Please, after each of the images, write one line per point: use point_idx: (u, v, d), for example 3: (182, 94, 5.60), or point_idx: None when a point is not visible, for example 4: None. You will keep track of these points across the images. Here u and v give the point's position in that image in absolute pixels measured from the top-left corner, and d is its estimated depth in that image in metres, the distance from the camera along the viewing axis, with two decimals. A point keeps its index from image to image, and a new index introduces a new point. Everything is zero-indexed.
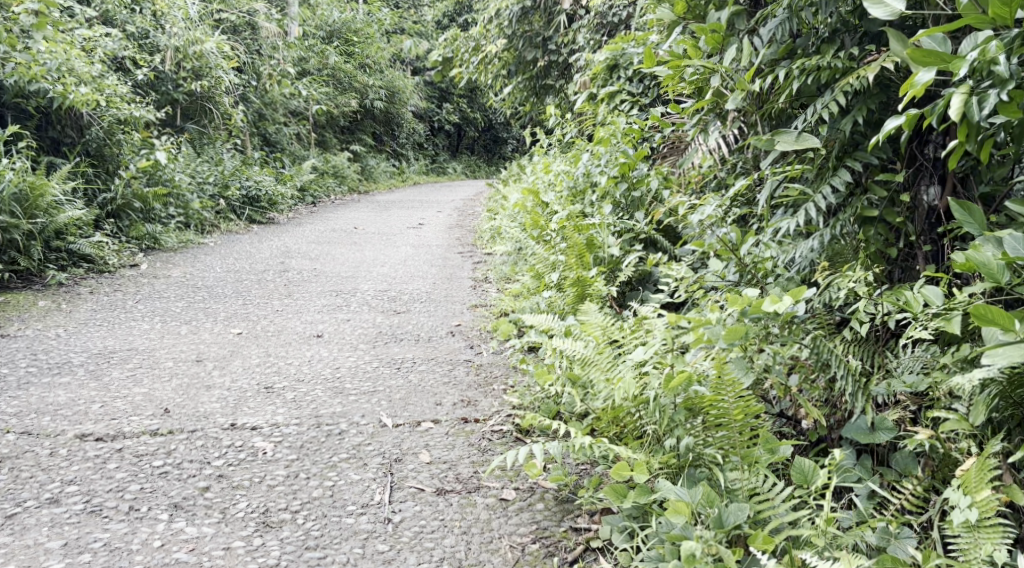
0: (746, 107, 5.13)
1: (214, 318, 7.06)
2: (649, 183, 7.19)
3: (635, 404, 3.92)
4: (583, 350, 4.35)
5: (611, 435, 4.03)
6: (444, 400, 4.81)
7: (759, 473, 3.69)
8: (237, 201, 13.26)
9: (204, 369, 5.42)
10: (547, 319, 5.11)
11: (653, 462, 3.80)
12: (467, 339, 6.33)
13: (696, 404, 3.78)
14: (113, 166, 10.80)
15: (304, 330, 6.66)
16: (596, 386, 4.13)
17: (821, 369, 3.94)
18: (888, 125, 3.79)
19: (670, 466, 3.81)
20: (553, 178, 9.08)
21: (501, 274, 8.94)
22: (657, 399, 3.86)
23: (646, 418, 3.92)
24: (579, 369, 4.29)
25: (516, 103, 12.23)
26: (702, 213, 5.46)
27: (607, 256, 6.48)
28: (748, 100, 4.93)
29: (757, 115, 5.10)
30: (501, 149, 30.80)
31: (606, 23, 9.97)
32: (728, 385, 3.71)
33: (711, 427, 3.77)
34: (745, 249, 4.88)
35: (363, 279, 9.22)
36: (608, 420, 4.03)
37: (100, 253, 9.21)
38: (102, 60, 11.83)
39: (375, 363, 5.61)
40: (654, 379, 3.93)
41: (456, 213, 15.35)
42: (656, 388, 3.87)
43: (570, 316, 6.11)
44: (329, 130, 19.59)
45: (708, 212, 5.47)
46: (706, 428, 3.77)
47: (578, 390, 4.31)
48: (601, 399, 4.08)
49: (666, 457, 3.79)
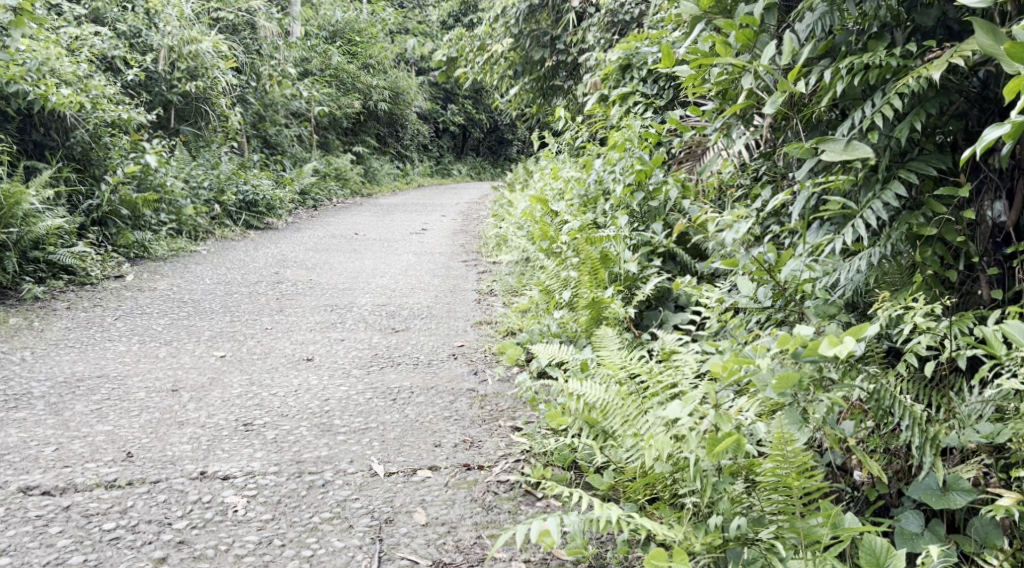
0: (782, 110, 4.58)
1: (198, 338, 6.56)
2: (668, 192, 6.64)
3: (674, 472, 3.62)
4: (606, 397, 3.93)
5: (638, 502, 3.74)
6: (444, 441, 4.26)
7: (826, 561, 3.30)
8: (234, 206, 12.70)
9: (177, 402, 4.87)
10: (557, 349, 4.63)
11: (695, 544, 3.44)
12: (467, 363, 5.79)
13: (740, 469, 3.50)
14: (99, 170, 10.27)
15: (294, 352, 6.14)
16: (620, 438, 3.83)
17: (881, 418, 3.48)
18: (986, 135, 3.27)
19: (713, 548, 3.45)
20: (563, 186, 8.55)
21: (508, 286, 8.41)
22: (696, 463, 3.55)
23: (686, 487, 3.59)
24: (598, 414, 3.93)
25: (523, 105, 11.68)
26: (735, 231, 4.92)
27: (623, 273, 5.97)
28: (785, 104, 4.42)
29: (795, 119, 4.53)
30: (506, 150, 30.24)
31: (616, 22, 9.44)
32: (788, 446, 3.35)
33: (766, 490, 3.42)
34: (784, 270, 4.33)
35: (361, 292, 8.68)
36: (641, 485, 3.70)
37: (82, 263, 8.77)
38: (89, 60, 11.32)
39: (369, 394, 5.08)
40: (690, 433, 3.59)
41: (461, 218, 14.82)
42: (696, 451, 3.54)
43: (584, 342, 5.58)
44: (332, 132, 19.05)
45: (740, 230, 4.93)
46: (761, 494, 3.43)
47: (594, 433, 3.94)
48: (629, 454, 3.79)
49: (709, 537, 3.43)
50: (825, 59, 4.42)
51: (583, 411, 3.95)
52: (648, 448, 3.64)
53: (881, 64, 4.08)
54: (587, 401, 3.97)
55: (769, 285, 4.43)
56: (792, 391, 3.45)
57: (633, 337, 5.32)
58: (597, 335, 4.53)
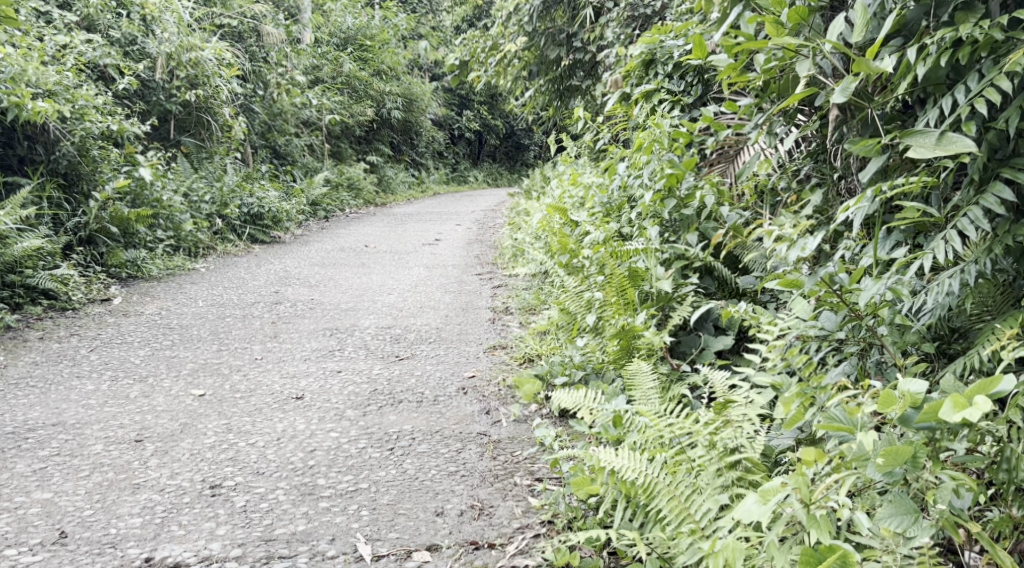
0: (854, 99, 3.91)
1: (176, 373, 5.84)
2: (702, 198, 5.87)
3: None
4: (652, 474, 3.53)
5: None
6: (447, 509, 3.73)
7: None
8: (238, 220, 11.91)
9: (137, 458, 4.15)
10: (575, 398, 4.09)
11: None
12: (477, 399, 5.05)
13: None
14: (89, 186, 9.63)
15: (283, 390, 5.39)
16: (675, 535, 3.39)
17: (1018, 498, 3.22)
18: None
19: None
20: (583, 193, 7.80)
21: (524, 303, 7.70)
22: None
23: None
24: (641, 493, 3.52)
25: (539, 107, 10.92)
26: (802, 247, 4.17)
27: (656, 291, 5.21)
28: (858, 90, 3.77)
29: (869, 109, 3.86)
30: (523, 156, 29.47)
31: (637, 16, 8.73)
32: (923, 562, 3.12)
33: None
34: (866, 297, 3.65)
35: (366, 312, 7.95)
36: None
37: (63, 287, 8.13)
38: (77, 69, 10.64)
39: (361, 443, 4.34)
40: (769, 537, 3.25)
41: (476, 226, 14.10)
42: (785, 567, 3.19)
43: (612, 375, 4.80)
44: (345, 141, 18.33)
45: (807, 249, 4.17)
46: None
47: (634, 505, 3.56)
48: (688, 555, 3.32)
49: None
50: (895, 38, 3.76)
51: (619, 481, 3.56)
52: (714, 555, 3.22)
53: (980, 39, 3.42)
54: (625, 475, 3.55)
55: (838, 311, 3.82)
56: (902, 468, 3.17)
57: (669, 370, 4.56)
58: (628, 370, 4.18)
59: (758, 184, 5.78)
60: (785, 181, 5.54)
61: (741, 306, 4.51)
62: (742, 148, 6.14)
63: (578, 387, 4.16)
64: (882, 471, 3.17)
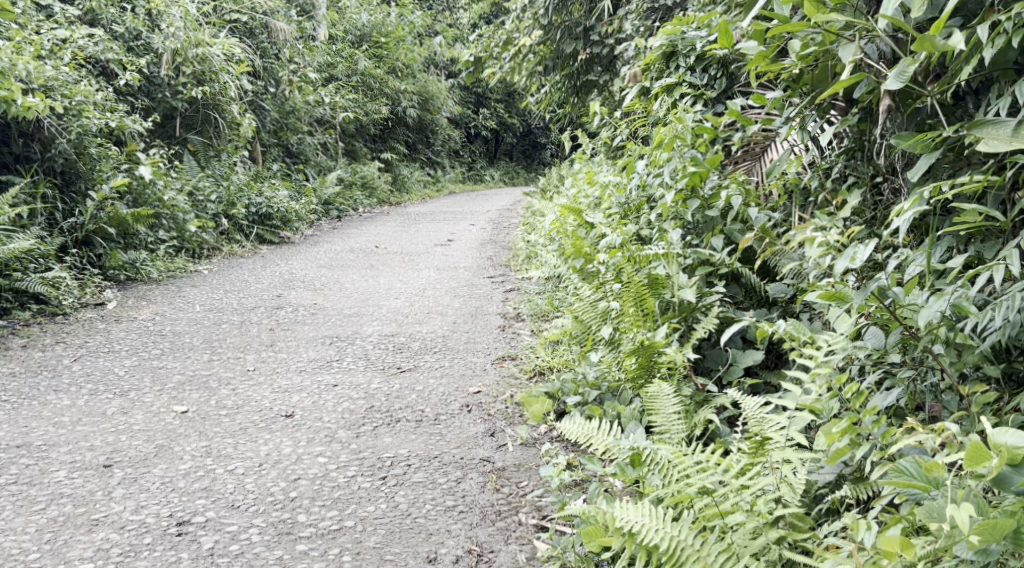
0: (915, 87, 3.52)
1: (161, 386, 5.42)
2: (728, 198, 5.44)
3: None
4: (680, 536, 3.29)
5: None
6: (440, 554, 3.47)
7: None
8: (244, 219, 11.48)
9: (101, 489, 3.80)
10: (586, 428, 3.83)
11: None
12: (483, 419, 4.63)
13: None
14: (86, 186, 9.23)
15: (273, 406, 4.97)
16: None
17: None
18: None
19: None
20: (600, 193, 7.35)
21: (536, 309, 7.27)
22: None
23: None
24: (665, 558, 3.28)
25: (554, 104, 10.46)
26: (852, 257, 3.71)
27: (680, 301, 4.77)
28: (914, 74, 3.41)
29: (933, 96, 3.48)
30: (540, 155, 29.05)
31: (658, 8, 8.30)
32: None
33: None
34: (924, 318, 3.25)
35: (369, 318, 7.53)
36: None
37: (54, 291, 7.73)
38: (77, 65, 10.21)
39: (351, 471, 3.94)
40: None
41: (490, 226, 13.67)
42: None
43: (630, 395, 4.33)
44: (360, 140, 17.91)
45: (858, 258, 3.68)
46: None
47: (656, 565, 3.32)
48: None
49: None
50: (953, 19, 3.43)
51: (641, 544, 3.32)
52: None
53: None
54: (648, 539, 3.30)
55: (898, 329, 3.43)
56: (999, 546, 2.87)
57: (694, 392, 4.14)
58: (648, 393, 3.86)
59: (789, 184, 5.39)
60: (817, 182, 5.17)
61: (779, 324, 4.08)
62: (769, 144, 5.74)
63: (587, 417, 3.89)
64: (976, 549, 2.88)
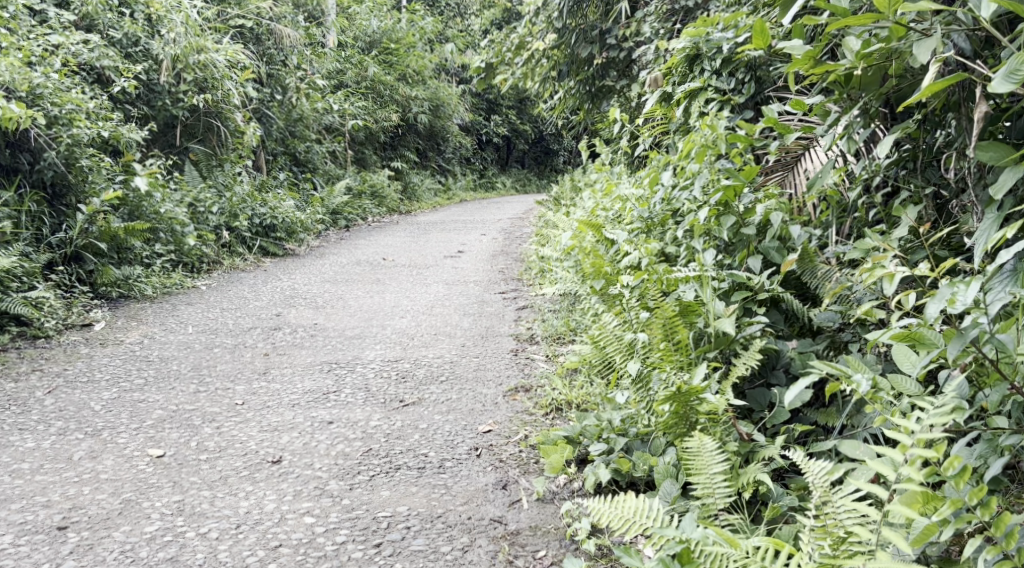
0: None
1: (136, 426, 4.87)
2: (766, 213, 4.91)
3: None
4: None
5: None
6: None
7: None
8: (247, 231, 10.86)
9: (47, 559, 3.50)
10: (628, 512, 3.48)
11: None
12: (493, 467, 4.14)
13: None
14: (77, 199, 8.65)
15: (259, 450, 4.45)
16: None
17: None
18: None
19: None
20: (621, 206, 6.81)
21: (552, 330, 6.72)
22: None
23: None
24: None
25: (569, 111, 9.92)
26: (941, 301, 3.31)
27: (717, 332, 4.28)
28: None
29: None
30: (553, 162, 28.53)
31: (678, 10, 7.81)
32: None
33: None
34: None
35: (372, 342, 6.94)
36: None
37: (37, 312, 7.23)
38: (70, 72, 9.61)
39: (341, 535, 3.64)
40: None
41: (502, 236, 13.14)
42: None
43: (664, 443, 3.90)
44: (369, 147, 17.39)
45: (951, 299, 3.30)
46: None
47: None
48: None
49: None
50: None
51: None
52: None
53: None
54: None
55: (1000, 383, 3.27)
56: None
57: (739, 444, 3.76)
58: (688, 450, 3.61)
59: (828, 198, 4.89)
60: (862, 200, 4.73)
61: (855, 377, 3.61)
62: (804, 153, 5.26)
63: (618, 495, 3.58)
64: None
